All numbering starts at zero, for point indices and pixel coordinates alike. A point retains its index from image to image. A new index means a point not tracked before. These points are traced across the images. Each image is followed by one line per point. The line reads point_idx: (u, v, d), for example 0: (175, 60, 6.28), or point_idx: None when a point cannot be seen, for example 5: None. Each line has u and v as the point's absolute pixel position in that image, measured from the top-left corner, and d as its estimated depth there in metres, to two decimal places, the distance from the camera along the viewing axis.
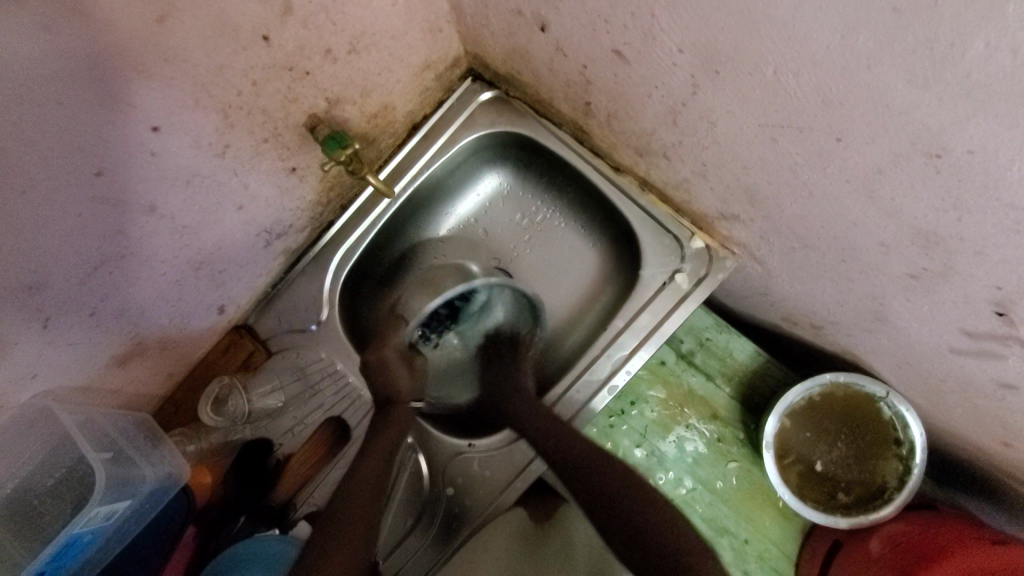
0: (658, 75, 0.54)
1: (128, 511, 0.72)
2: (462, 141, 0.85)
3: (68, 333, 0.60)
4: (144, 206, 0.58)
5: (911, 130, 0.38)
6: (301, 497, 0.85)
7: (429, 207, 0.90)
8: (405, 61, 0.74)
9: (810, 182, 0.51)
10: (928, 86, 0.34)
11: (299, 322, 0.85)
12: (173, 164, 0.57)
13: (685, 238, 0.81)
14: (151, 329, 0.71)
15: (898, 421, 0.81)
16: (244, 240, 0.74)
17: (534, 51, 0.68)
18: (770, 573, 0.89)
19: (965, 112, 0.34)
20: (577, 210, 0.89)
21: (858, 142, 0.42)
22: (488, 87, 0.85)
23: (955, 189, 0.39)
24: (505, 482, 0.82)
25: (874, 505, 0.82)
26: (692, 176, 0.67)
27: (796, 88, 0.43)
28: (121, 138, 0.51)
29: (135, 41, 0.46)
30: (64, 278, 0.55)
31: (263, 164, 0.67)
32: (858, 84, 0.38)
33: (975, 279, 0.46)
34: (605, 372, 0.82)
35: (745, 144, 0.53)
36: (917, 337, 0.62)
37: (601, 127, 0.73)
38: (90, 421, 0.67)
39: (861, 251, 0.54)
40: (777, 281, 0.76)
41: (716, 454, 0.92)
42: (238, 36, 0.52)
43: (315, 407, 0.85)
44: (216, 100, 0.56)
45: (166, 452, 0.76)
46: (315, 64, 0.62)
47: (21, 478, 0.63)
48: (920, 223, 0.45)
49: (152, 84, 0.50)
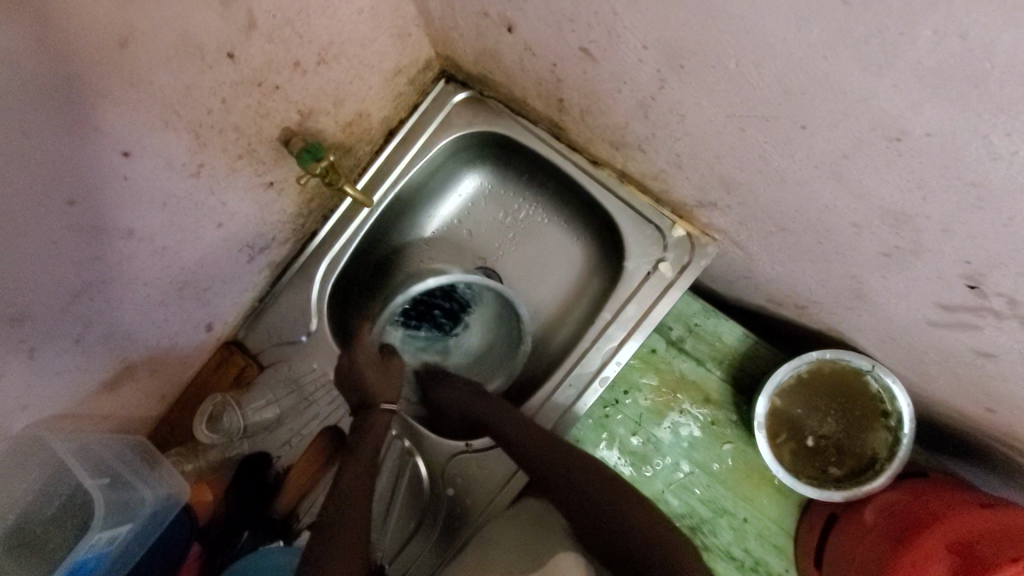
0: (625, 71, 0.54)
1: (130, 535, 0.73)
2: (440, 145, 0.85)
3: (55, 361, 0.60)
4: (122, 231, 0.57)
5: (871, 114, 0.39)
6: (304, 508, 0.86)
7: (412, 211, 0.91)
8: (376, 68, 0.74)
9: (781, 169, 0.51)
10: (882, 72, 0.35)
11: (289, 334, 0.85)
12: (147, 187, 0.57)
13: (666, 227, 0.81)
14: (139, 351, 0.71)
15: (886, 393, 0.83)
16: (226, 256, 0.74)
17: (503, 51, 0.68)
18: (770, 549, 0.91)
19: (919, 95, 0.35)
20: (558, 205, 0.90)
21: (821, 129, 0.43)
22: (462, 88, 0.85)
23: (917, 169, 0.40)
24: (504, 480, 0.83)
25: (866, 477, 0.83)
26: (668, 167, 0.68)
27: (758, 79, 0.43)
28: (93, 165, 0.51)
29: (99, 66, 0.45)
30: (46, 307, 0.55)
31: (240, 181, 0.67)
32: (817, 75, 0.39)
33: (944, 255, 0.47)
34: (595, 364, 0.82)
35: (715, 135, 0.54)
36: (896, 312, 0.63)
37: (576, 123, 0.73)
38: (84, 449, 0.68)
39: (835, 233, 0.55)
40: (759, 264, 0.77)
41: (710, 437, 0.93)
42: (203, 55, 0.52)
43: (312, 417, 0.86)
44: (186, 121, 0.56)
45: (164, 474, 0.76)
46: (285, 78, 0.62)
47: (22, 508, 0.63)
48: (888, 203, 0.46)
49: (119, 109, 0.50)
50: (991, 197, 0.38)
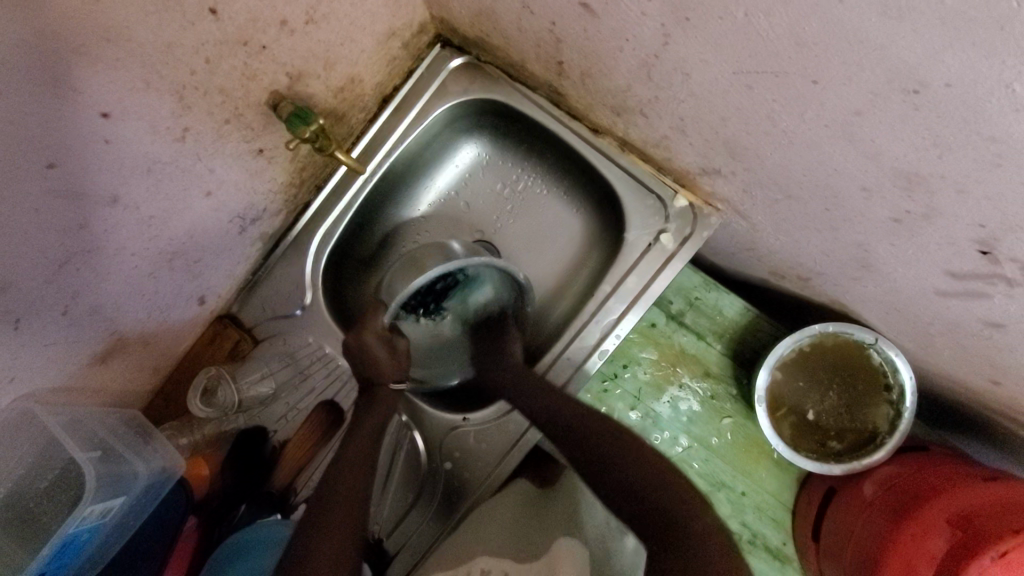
0: (627, 27, 0.52)
1: (125, 507, 0.72)
2: (436, 113, 0.82)
3: (41, 333, 0.58)
4: (107, 197, 0.55)
5: (889, 65, 0.36)
6: (300, 482, 0.85)
7: (407, 182, 0.88)
8: (368, 30, 0.71)
9: (788, 130, 0.49)
10: (902, 16, 0.33)
11: (283, 307, 0.84)
12: (130, 152, 0.55)
13: (668, 198, 0.79)
14: (129, 323, 0.69)
15: (889, 367, 0.82)
16: (216, 227, 0.72)
17: (500, 10, 0.66)
18: (768, 524, 0.91)
19: (942, 42, 0.32)
20: (558, 175, 0.87)
21: (834, 84, 0.41)
22: (458, 53, 0.82)
23: (935, 126, 0.38)
24: (502, 454, 0.82)
25: (866, 451, 0.83)
26: (670, 132, 0.65)
27: (769, 30, 0.41)
28: (72, 127, 0.48)
29: (73, 19, 0.43)
30: (29, 276, 0.53)
31: (227, 147, 0.65)
32: (832, 24, 0.36)
33: (958, 218, 0.45)
34: (594, 337, 0.81)
35: (721, 95, 0.51)
36: (903, 282, 0.61)
37: (576, 87, 0.71)
38: (75, 421, 0.67)
39: (844, 198, 0.53)
40: (762, 235, 0.75)
41: (710, 411, 0.92)
42: (184, 10, 0.50)
43: (307, 392, 0.85)
44: (167, 81, 0.53)
45: (158, 447, 0.76)
46: (271, 38, 0.59)
47: (15, 482, 0.63)
48: (902, 164, 0.44)
49: (97, 67, 0.47)
50: (1011, 154, 0.36)
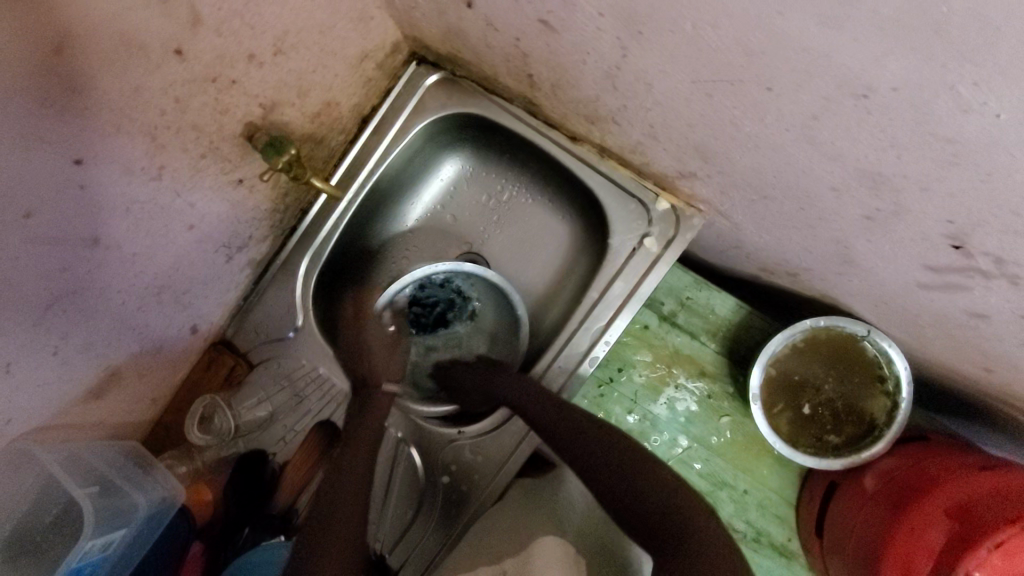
0: (587, 42, 0.52)
1: (128, 538, 0.74)
2: (415, 129, 0.83)
3: (34, 374, 0.59)
4: (89, 239, 0.56)
5: (836, 72, 0.36)
6: (301, 503, 0.86)
7: (392, 199, 0.89)
8: (340, 54, 0.71)
9: (753, 135, 0.49)
10: (841, 28, 0.33)
11: (276, 331, 0.85)
12: (108, 193, 0.56)
13: (650, 201, 0.79)
14: (123, 358, 0.70)
15: (883, 358, 0.82)
16: (203, 258, 0.73)
17: (467, 28, 0.66)
18: (772, 520, 0.90)
19: (882, 52, 0.32)
20: (541, 184, 0.88)
21: (788, 91, 0.41)
22: (433, 69, 0.83)
23: (889, 129, 0.38)
24: (500, 464, 0.82)
25: (865, 443, 0.82)
26: (644, 139, 0.65)
27: (718, 41, 0.41)
28: (47, 176, 0.49)
29: (39, 73, 0.44)
30: (15, 322, 0.54)
31: (207, 180, 0.66)
32: (777, 34, 0.36)
33: (926, 215, 0.45)
34: (585, 344, 0.81)
35: (684, 103, 0.51)
36: (886, 276, 0.61)
37: (548, 98, 0.71)
38: (73, 457, 0.68)
39: (816, 198, 0.53)
40: (745, 233, 0.75)
41: (708, 410, 0.92)
42: (149, 53, 0.50)
43: (304, 414, 0.85)
44: (140, 123, 0.54)
45: (159, 478, 0.77)
46: (240, 71, 0.60)
47: (19, 519, 0.63)
48: (865, 164, 0.43)
49: (69, 116, 0.48)
50: (966, 154, 0.36)
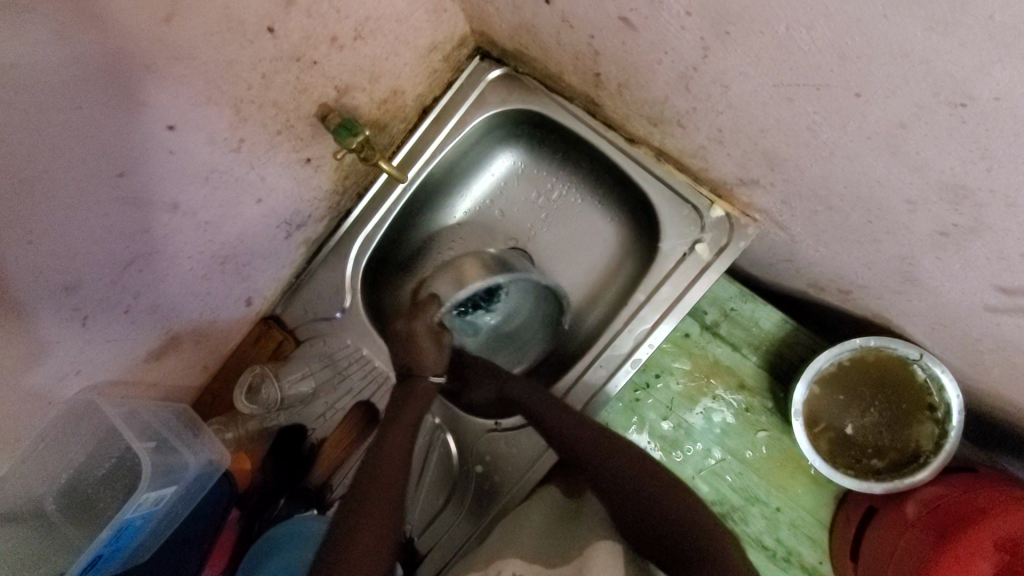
0: (667, 40, 0.52)
1: (176, 495, 0.77)
2: (474, 122, 0.84)
3: (106, 329, 0.62)
4: (167, 204, 0.59)
5: (932, 78, 0.36)
6: (336, 479, 0.87)
7: (444, 190, 0.90)
8: (412, 44, 0.73)
9: (830, 142, 0.49)
10: (948, 32, 0.33)
11: (324, 310, 0.87)
12: (191, 161, 0.58)
13: (704, 208, 0.79)
14: (184, 323, 0.73)
15: (934, 383, 0.79)
16: (265, 233, 0.76)
17: (540, 25, 0.67)
18: (803, 541, 0.88)
19: (988, 57, 0.32)
20: (593, 185, 0.88)
21: (878, 97, 0.41)
22: (497, 65, 0.84)
23: (981, 138, 0.38)
24: (534, 458, 0.83)
25: (908, 470, 0.80)
26: (708, 143, 0.66)
27: (810, 44, 0.41)
28: (140, 138, 0.52)
29: (145, 39, 0.46)
30: (96, 277, 0.57)
31: (278, 157, 0.68)
32: (875, 37, 0.37)
33: (1008, 232, 0.44)
34: (628, 346, 0.81)
35: (760, 106, 0.51)
36: (950, 297, 0.59)
37: (613, 98, 0.72)
38: (133, 413, 0.71)
39: (887, 211, 0.52)
40: (802, 247, 0.74)
41: (745, 424, 0.91)
42: (244, 29, 0.53)
43: (345, 392, 0.87)
44: (227, 96, 0.57)
45: (206, 439, 0.79)
46: (322, 54, 0.62)
47: (76, 468, 0.69)
48: (947, 175, 0.43)
49: (164, 83, 0.51)
50: None
